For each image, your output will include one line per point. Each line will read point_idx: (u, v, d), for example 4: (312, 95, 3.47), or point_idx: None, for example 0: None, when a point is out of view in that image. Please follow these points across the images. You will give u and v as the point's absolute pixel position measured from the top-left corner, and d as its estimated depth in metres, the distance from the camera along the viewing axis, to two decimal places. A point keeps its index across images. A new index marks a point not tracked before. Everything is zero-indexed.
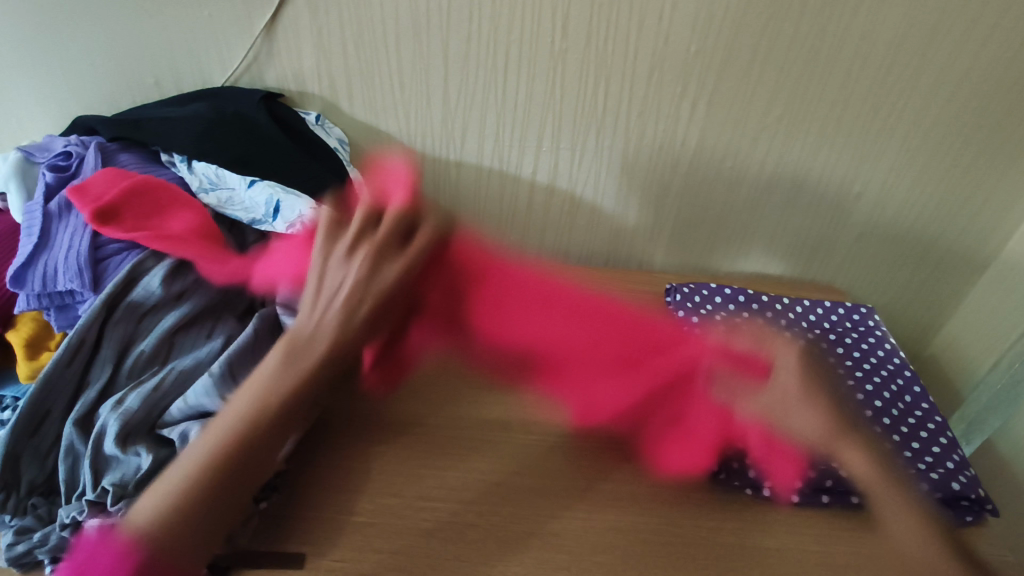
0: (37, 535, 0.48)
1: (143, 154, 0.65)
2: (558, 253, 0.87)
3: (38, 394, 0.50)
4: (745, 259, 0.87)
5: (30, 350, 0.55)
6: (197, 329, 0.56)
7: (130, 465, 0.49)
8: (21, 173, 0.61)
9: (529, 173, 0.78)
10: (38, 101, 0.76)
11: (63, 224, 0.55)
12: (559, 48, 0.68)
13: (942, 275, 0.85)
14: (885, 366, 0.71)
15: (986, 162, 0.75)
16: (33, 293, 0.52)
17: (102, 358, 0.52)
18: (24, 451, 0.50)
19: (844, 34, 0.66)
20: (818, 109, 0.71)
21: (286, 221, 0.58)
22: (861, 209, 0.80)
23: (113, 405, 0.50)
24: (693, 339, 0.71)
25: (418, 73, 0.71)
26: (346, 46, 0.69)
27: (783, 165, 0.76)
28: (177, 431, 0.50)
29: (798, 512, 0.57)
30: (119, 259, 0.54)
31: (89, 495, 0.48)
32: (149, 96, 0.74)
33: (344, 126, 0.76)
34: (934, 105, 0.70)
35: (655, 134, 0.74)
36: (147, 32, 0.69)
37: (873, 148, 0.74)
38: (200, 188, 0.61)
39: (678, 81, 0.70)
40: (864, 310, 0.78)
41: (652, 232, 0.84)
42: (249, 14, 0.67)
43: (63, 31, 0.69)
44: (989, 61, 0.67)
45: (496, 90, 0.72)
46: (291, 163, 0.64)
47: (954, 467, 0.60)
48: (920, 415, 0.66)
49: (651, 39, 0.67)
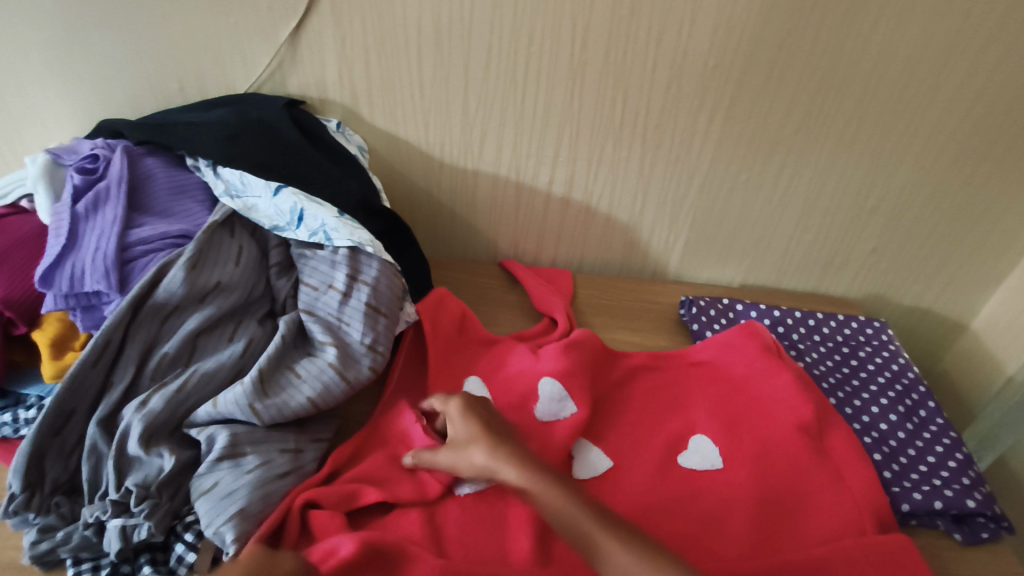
0: (61, 534, 0.49)
1: (167, 157, 0.66)
2: (572, 263, 0.88)
3: (64, 393, 0.51)
4: (757, 273, 0.87)
5: (55, 350, 0.55)
6: (219, 332, 0.56)
7: (153, 466, 0.50)
8: (49, 175, 0.62)
9: (545, 184, 0.79)
10: (63, 103, 0.77)
11: (89, 226, 0.56)
12: (579, 60, 0.69)
13: (954, 290, 0.86)
14: (900, 379, 0.72)
15: (997, 181, 0.75)
16: (60, 293, 0.53)
17: (126, 358, 0.53)
18: (49, 450, 0.50)
19: (862, 49, 0.66)
20: (834, 124, 0.72)
21: (311, 230, 0.61)
22: (874, 224, 0.80)
23: (138, 405, 0.50)
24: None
25: (438, 82, 0.72)
26: (369, 55, 0.70)
27: (797, 182, 0.77)
28: (205, 433, 0.51)
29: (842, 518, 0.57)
30: (145, 262, 0.55)
31: (114, 495, 0.48)
32: (173, 101, 0.75)
33: (363, 133, 0.77)
34: (948, 123, 0.71)
35: (671, 147, 0.75)
36: (173, 38, 0.70)
37: (889, 164, 0.75)
38: (226, 192, 0.62)
39: (696, 94, 0.70)
40: (877, 323, 0.79)
41: (667, 243, 0.84)
42: (274, 22, 0.68)
43: (91, 35, 0.70)
44: (1005, 80, 0.68)
45: (515, 100, 0.72)
46: (311, 169, 0.64)
47: (969, 484, 0.60)
48: (942, 432, 0.66)
49: (671, 53, 0.67)
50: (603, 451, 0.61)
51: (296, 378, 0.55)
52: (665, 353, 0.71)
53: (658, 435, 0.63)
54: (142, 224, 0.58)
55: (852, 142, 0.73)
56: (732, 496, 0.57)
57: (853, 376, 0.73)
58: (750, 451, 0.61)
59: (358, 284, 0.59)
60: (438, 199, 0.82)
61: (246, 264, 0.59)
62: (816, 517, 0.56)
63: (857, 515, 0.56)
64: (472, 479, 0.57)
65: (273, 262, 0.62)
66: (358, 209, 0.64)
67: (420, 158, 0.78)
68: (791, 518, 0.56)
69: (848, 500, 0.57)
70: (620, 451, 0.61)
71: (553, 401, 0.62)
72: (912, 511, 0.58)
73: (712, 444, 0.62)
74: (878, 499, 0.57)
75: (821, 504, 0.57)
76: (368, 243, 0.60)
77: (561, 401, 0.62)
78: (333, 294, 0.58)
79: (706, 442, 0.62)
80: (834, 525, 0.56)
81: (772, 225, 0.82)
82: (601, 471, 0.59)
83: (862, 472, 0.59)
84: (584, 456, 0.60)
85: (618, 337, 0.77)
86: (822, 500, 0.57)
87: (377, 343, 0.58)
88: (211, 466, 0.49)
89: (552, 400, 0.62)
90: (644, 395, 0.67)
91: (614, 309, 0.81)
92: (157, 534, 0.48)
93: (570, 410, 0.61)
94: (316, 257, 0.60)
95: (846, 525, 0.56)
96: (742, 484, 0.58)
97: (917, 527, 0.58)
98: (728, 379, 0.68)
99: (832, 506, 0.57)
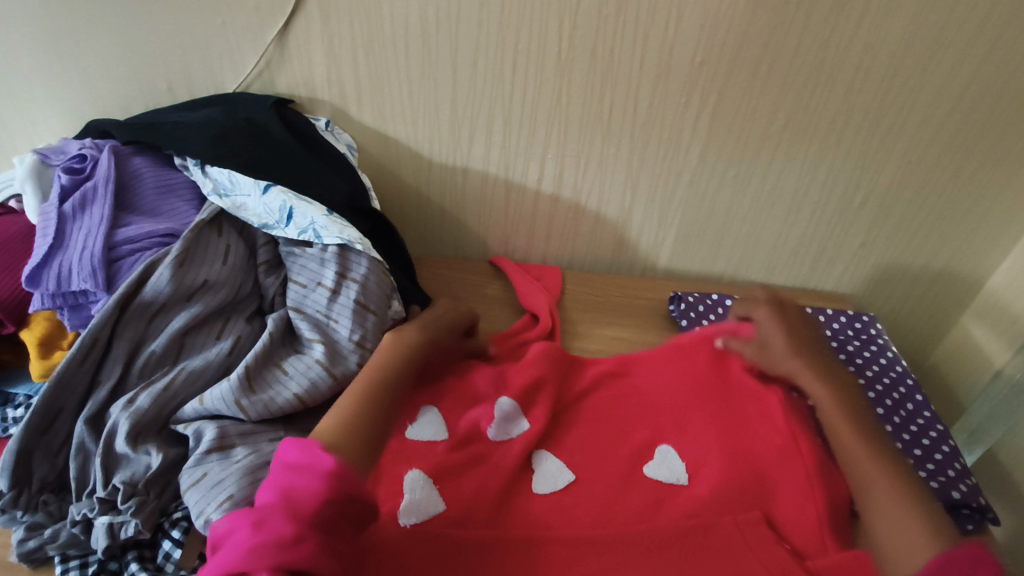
0: (49, 532, 0.49)
1: (156, 157, 0.66)
2: (562, 261, 0.88)
3: (50, 392, 0.51)
4: (747, 268, 0.87)
5: (43, 349, 0.55)
6: (207, 330, 0.56)
7: (141, 463, 0.50)
8: (37, 175, 0.62)
9: (535, 180, 0.79)
10: (52, 104, 0.77)
11: (76, 226, 0.56)
12: (566, 57, 0.69)
13: (944, 283, 0.86)
14: (889, 372, 0.72)
15: (983, 177, 0.76)
16: (47, 292, 0.53)
17: (113, 357, 0.53)
18: (36, 448, 0.51)
19: (848, 45, 0.67)
20: (821, 120, 0.72)
21: (300, 228, 0.61)
22: (863, 219, 0.81)
23: (125, 404, 0.51)
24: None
25: (426, 81, 0.72)
26: (356, 54, 0.70)
27: (785, 177, 0.77)
28: (193, 427, 0.51)
29: None
30: (132, 261, 0.56)
31: (101, 493, 0.48)
32: (162, 101, 0.76)
33: (352, 132, 0.77)
34: (935, 118, 0.72)
35: (660, 143, 0.75)
36: (162, 37, 0.70)
37: (876, 159, 0.75)
38: (214, 191, 0.62)
39: (683, 91, 0.71)
40: (866, 317, 0.79)
41: (657, 240, 0.85)
42: (262, 22, 0.68)
43: (80, 36, 0.70)
44: (990, 76, 0.68)
45: (503, 96, 0.72)
46: (300, 167, 0.65)
47: (955, 476, 0.61)
48: (934, 427, 0.66)
49: (657, 51, 0.68)
50: (564, 464, 0.60)
51: (283, 377, 0.55)
52: (634, 358, 0.71)
53: (623, 446, 0.62)
54: (129, 223, 0.58)
55: (839, 136, 0.74)
56: (696, 511, 0.57)
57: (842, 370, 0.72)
58: (718, 465, 0.61)
59: (348, 282, 0.59)
60: (428, 197, 0.82)
61: (234, 262, 0.59)
62: (778, 533, 0.56)
63: (818, 536, 0.55)
64: (423, 505, 0.54)
65: (261, 261, 0.62)
66: (346, 207, 0.64)
67: (410, 157, 0.79)
68: (758, 539, 0.55)
69: (811, 500, 0.57)
70: (582, 464, 0.60)
71: (505, 421, 0.61)
72: None
73: (678, 458, 0.62)
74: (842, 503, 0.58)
75: (784, 519, 0.57)
76: (357, 240, 0.60)
77: (514, 419, 0.62)
78: (322, 291, 0.58)
79: (672, 454, 0.62)
80: (792, 542, 0.55)
81: (761, 220, 0.82)
82: (561, 486, 0.58)
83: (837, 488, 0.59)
84: (542, 468, 0.59)
85: (608, 334, 0.77)
86: (796, 515, 0.57)
87: (366, 340, 0.57)
88: (199, 459, 0.49)
89: (505, 419, 0.61)
90: (607, 404, 0.66)
91: (604, 306, 0.81)
92: (144, 531, 0.48)
93: (522, 428, 0.61)
94: (306, 254, 0.61)
95: (806, 532, 0.56)
96: (707, 499, 0.58)
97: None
98: (699, 385, 0.68)
99: (794, 517, 0.57)
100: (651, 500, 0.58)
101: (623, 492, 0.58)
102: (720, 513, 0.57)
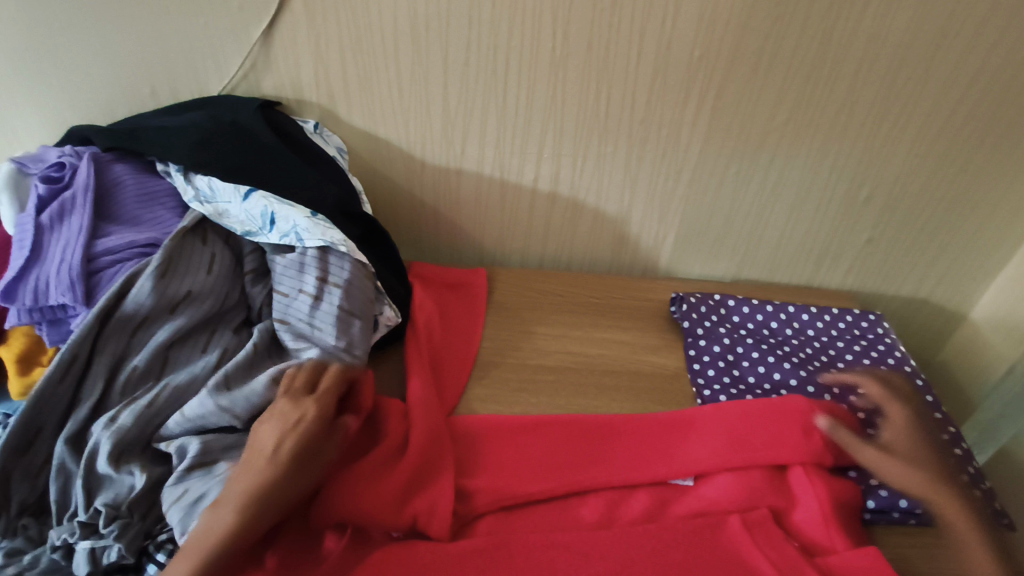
0: (28, 557, 0.47)
1: (137, 164, 0.64)
2: (560, 263, 0.86)
3: (29, 411, 0.49)
4: (751, 267, 0.85)
5: (22, 366, 0.54)
6: (192, 343, 0.54)
7: (124, 484, 0.48)
8: (14, 185, 0.60)
9: (531, 180, 0.77)
10: (32, 111, 0.75)
11: (53, 237, 0.54)
12: (560, 53, 0.67)
13: (953, 279, 0.84)
14: (897, 373, 0.70)
15: (992, 171, 0.74)
16: (24, 307, 0.51)
17: (94, 372, 0.51)
18: (14, 470, 0.49)
19: (851, 36, 0.64)
20: (824, 114, 0.70)
21: (282, 233, 0.59)
22: (868, 215, 0.79)
23: (107, 422, 0.49)
24: (700, 366, 0.71)
25: (417, 81, 0.70)
26: (344, 53, 0.68)
27: (788, 173, 0.75)
28: (176, 444, 0.49)
29: (871, 520, 0.57)
30: (113, 272, 0.54)
31: (82, 516, 0.47)
32: (146, 106, 0.73)
33: (342, 134, 0.75)
34: (943, 108, 0.69)
35: (659, 139, 0.73)
36: (143, 39, 0.68)
37: (881, 152, 0.73)
38: (196, 199, 0.60)
39: (681, 87, 0.68)
40: (873, 316, 0.77)
41: (657, 239, 0.82)
42: (246, 22, 0.66)
43: (58, 39, 0.68)
44: (1000, 64, 0.66)
45: (497, 96, 0.70)
46: (286, 171, 0.62)
47: (969, 480, 0.59)
48: (952, 431, 0.64)
49: (654, 45, 0.66)
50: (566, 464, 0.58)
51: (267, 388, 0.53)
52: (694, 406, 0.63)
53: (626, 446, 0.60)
54: (109, 233, 0.56)
55: (844, 131, 0.72)
56: (702, 510, 0.56)
57: (832, 364, 0.71)
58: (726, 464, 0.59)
59: (329, 287, 0.58)
60: (421, 200, 0.80)
61: (218, 272, 0.57)
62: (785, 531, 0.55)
63: (825, 530, 0.54)
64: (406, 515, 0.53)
65: (247, 269, 0.60)
66: (336, 212, 0.62)
67: (402, 159, 0.77)
68: (765, 537, 0.53)
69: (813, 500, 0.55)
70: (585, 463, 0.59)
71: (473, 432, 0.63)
72: (880, 509, 0.57)
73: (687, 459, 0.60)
74: (851, 504, 0.56)
75: (793, 517, 0.55)
76: (341, 243, 0.59)
77: None
78: (304, 298, 0.57)
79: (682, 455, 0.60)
80: (800, 540, 0.54)
81: (763, 217, 0.80)
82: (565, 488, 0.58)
83: (848, 494, 0.57)
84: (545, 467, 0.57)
85: (609, 336, 0.74)
86: (809, 514, 0.55)
87: (353, 347, 0.57)
88: (180, 477, 0.47)
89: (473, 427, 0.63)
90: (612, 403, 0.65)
91: (604, 307, 0.78)
92: (127, 556, 0.46)
93: None
94: (284, 260, 0.58)
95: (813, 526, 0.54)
96: (712, 501, 0.56)
97: (892, 524, 0.57)
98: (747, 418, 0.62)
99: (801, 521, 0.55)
100: (655, 500, 0.57)
101: (628, 492, 0.57)
102: (725, 512, 0.55)
